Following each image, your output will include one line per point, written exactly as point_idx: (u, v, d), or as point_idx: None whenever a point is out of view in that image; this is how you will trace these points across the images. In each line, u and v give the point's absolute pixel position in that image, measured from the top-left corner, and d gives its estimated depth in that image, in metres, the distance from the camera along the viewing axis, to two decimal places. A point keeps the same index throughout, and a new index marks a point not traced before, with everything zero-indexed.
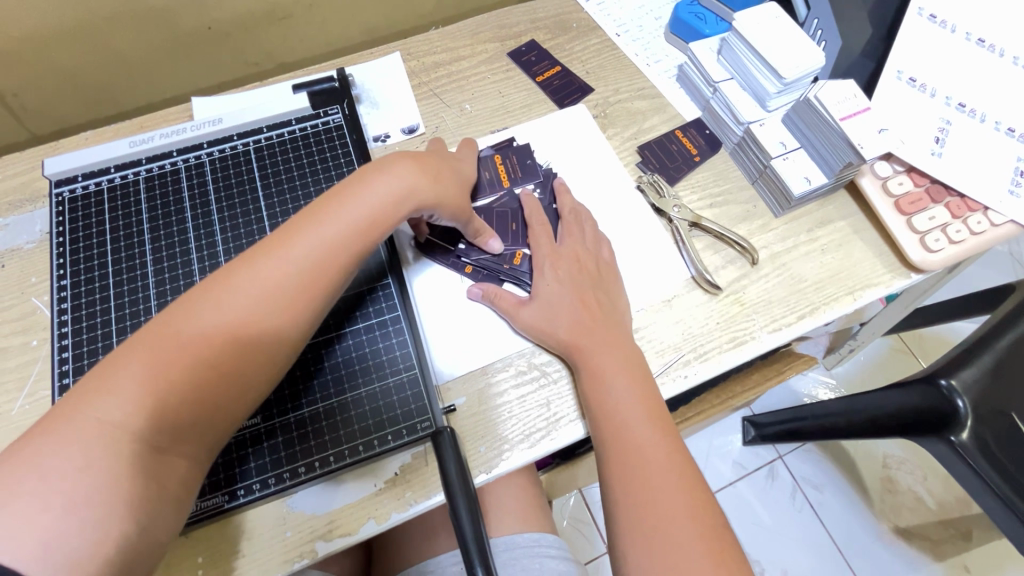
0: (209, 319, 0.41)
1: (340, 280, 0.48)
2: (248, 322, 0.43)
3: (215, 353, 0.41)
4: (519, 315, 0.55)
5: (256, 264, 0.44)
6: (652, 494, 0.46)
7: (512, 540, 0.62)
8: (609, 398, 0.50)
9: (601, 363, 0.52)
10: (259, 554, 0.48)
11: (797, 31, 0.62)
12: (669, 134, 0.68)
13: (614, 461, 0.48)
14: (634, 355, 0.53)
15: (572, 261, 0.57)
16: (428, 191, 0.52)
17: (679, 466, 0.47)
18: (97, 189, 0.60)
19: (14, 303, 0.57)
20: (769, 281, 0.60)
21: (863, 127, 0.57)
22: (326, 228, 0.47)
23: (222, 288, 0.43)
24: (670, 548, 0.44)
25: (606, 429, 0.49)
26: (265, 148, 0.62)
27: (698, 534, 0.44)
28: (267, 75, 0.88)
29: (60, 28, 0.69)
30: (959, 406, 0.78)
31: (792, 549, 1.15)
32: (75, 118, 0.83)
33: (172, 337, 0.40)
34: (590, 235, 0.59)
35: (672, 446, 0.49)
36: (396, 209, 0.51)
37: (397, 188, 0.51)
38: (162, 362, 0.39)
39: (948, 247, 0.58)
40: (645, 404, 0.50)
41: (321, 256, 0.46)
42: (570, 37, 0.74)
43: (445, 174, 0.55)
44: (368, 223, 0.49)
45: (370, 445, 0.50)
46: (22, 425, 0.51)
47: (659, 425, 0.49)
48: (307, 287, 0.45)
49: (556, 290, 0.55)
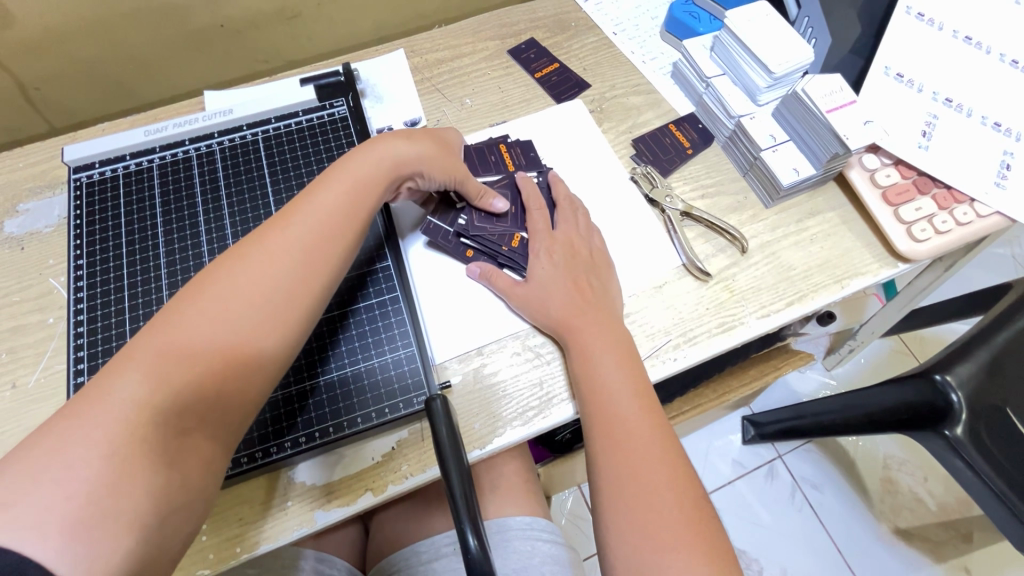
0: (221, 294, 0.43)
1: (342, 251, 0.50)
2: (259, 297, 0.44)
3: (233, 331, 0.43)
4: (513, 295, 0.57)
5: (258, 240, 0.47)
6: (636, 466, 0.48)
7: (503, 523, 0.64)
8: (598, 374, 0.52)
9: (591, 340, 0.53)
10: (259, 522, 0.50)
11: (786, 28, 0.64)
12: (663, 128, 0.70)
13: (602, 434, 0.50)
14: (623, 333, 0.55)
15: (567, 246, 0.59)
16: (407, 151, 0.56)
17: (663, 440, 0.49)
18: (114, 175, 0.63)
19: (33, 284, 0.60)
20: (759, 269, 0.61)
21: (849, 119, 0.59)
22: (322, 204, 0.50)
23: (228, 271, 0.45)
24: (652, 518, 0.45)
25: (594, 403, 0.51)
26: (273, 138, 0.65)
27: (679, 504, 0.46)
28: (276, 72, 0.91)
29: (80, 24, 0.72)
30: (954, 400, 0.78)
31: (790, 548, 1.15)
32: (92, 112, 0.87)
33: (194, 320, 0.42)
34: (584, 221, 0.61)
35: (658, 421, 0.50)
36: (378, 167, 0.54)
37: (377, 153, 0.55)
38: (182, 339, 0.40)
39: (934, 237, 0.60)
40: (633, 381, 0.52)
41: (314, 220, 0.49)
42: (569, 35, 0.77)
43: (421, 135, 0.59)
44: (353, 184, 0.52)
45: (369, 417, 0.52)
46: (37, 397, 0.54)
47: (645, 403, 0.51)
48: (309, 250, 0.48)
49: (548, 272, 0.57)
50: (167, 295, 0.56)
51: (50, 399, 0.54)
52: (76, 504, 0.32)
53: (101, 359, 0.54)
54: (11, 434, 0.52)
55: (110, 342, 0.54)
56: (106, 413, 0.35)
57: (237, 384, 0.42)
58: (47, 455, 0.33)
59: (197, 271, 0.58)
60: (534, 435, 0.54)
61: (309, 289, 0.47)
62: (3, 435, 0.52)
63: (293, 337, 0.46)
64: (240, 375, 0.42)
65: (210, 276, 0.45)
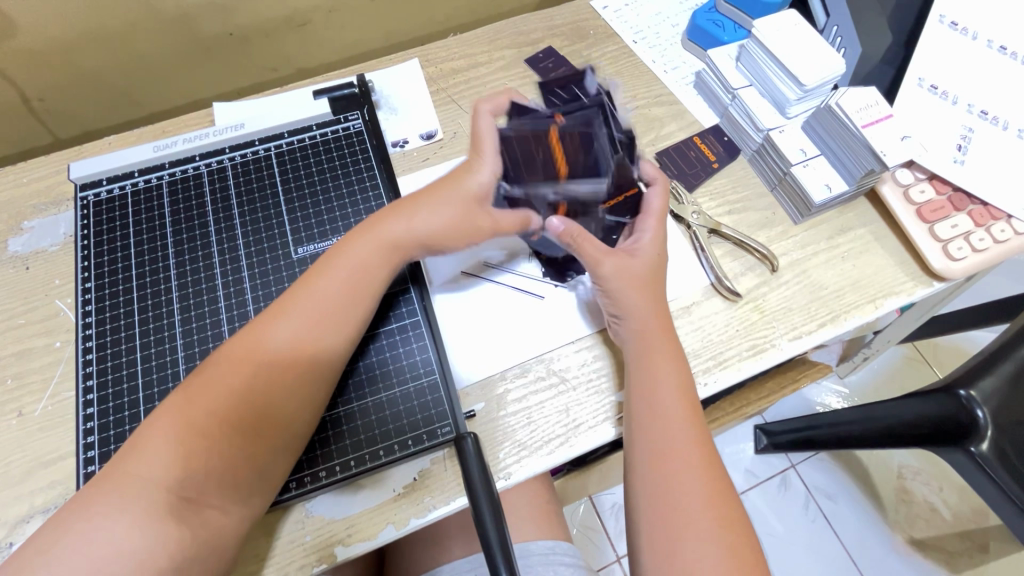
0: (228, 360, 0.44)
1: (360, 307, 0.50)
2: (264, 378, 0.44)
3: (245, 401, 0.43)
4: (612, 274, 0.53)
5: (259, 323, 0.47)
6: (685, 487, 0.45)
7: (526, 547, 0.62)
8: (654, 385, 0.49)
9: (647, 349, 0.51)
10: (278, 561, 0.48)
11: (817, 38, 0.62)
12: (687, 141, 0.68)
13: (648, 439, 0.48)
14: (677, 348, 0.52)
15: (660, 218, 0.55)
16: (410, 228, 0.51)
17: (708, 462, 0.47)
18: (121, 192, 0.60)
19: (39, 305, 0.57)
20: (790, 289, 0.60)
21: (886, 134, 0.57)
22: (325, 283, 0.49)
23: (231, 356, 0.45)
24: (693, 544, 0.43)
25: (646, 415, 0.48)
26: (286, 153, 0.63)
27: (724, 533, 0.44)
28: (286, 80, 0.89)
29: (88, 35, 0.70)
30: (980, 416, 0.70)
31: (807, 560, 1.07)
32: (97, 122, 0.84)
33: (208, 396, 0.43)
34: (662, 184, 0.56)
35: (705, 443, 0.48)
36: (380, 252, 0.51)
37: (375, 234, 0.51)
38: (203, 412, 0.42)
39: (971, 255, 0.58)
40: (684, 400, 0.49)
41: (313, 301, 0.48)
42: (587, 43, 0.75)
43: (430, 201, 0.52)
44: (353, 265, 0.50)
45: (390, 450, 0.50)
46: (43, 427, 0.52)
47: (692, 415, 0.49)
48: (311, 331, 0.47)
49: (650, 245, 0.54)
50: (179, 319, 0.54)
51: (58, 430, 0.52)
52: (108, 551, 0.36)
53: (111, 387, 0.52)
54: (18, 464, 0.50)
55: (120, 371, 0.52)
56: (135, 473, 0.39)
57: (259, 443, 0.44)
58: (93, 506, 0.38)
59: (210, 294, 0.56)
60: (560, 465, 0.52)
61: (319, 348, 0.47)
62: (9, 467, 0.50)
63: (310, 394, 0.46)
64: (258, 436, 0.44)
65: (216, 359, 0.45)
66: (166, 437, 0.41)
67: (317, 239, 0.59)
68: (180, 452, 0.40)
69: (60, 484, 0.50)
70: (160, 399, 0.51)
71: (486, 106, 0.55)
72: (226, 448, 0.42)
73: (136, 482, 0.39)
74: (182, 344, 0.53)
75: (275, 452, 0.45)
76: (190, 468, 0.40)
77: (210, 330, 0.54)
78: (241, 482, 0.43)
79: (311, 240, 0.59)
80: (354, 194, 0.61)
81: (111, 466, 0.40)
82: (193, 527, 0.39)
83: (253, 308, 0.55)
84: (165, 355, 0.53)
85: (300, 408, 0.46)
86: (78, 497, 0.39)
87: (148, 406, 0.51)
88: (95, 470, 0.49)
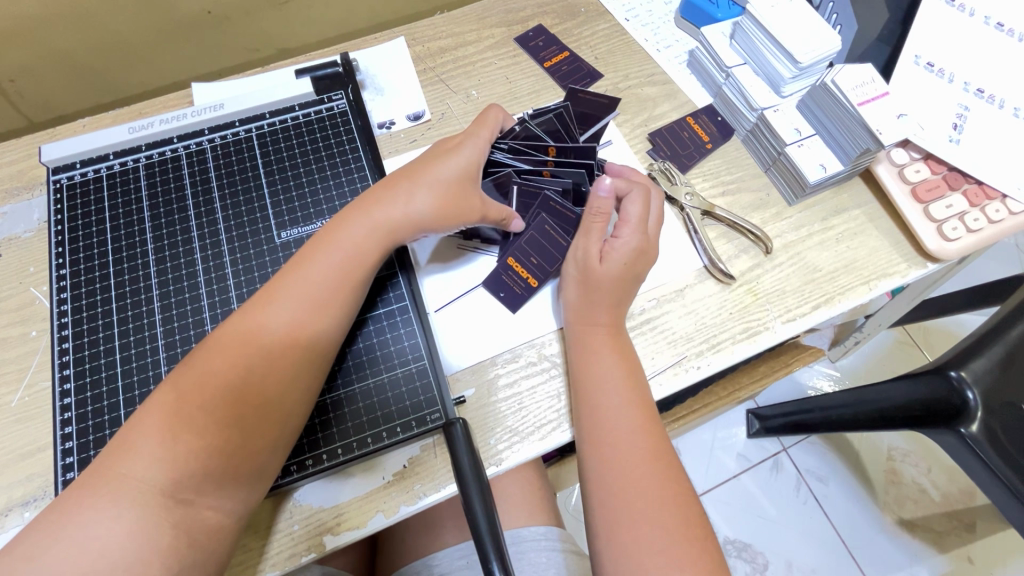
0: (216, 351, 0.43)
1: (346, 297, 0.48)
2: (242, 372, 0.42)
3: (226, 396, 0.42)
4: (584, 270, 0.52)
5: (244, 314, 0.45)
6: (628, 473, 0.45)
7: (518, 533, 0.61)
8: (597, 379, 0.49)
9: (592, 342, 0.50)
10: (265, 555, 0.47)
11: (812, 14, 0.60)
12: (681, 121, 0.66)
13: (591, 433, 0.48)
14: (620, 335, 0.52)
15: (637, 228, 0.53)
16: (399, 213, 0.50)
17: (656, 446, 0.47)
18: (96, 176, 0.58)
19: (13, 294, 0.55)
20: (784, 270, 0.59)
21: (882, 113, 0.56)
22: (309, 270, 0.47)
23: (210, 351, 0.43)
24: (640, 526, 0.43)
25: (590, 405, 0.48)
26: (268, 135, 0.61)
27: (664, 512, 0.44)
28: (269, 61, 0.87)
29: (58, 13, 0.67)
30: (970, 397, 0.68)
31: (795, 542, 1.07)
32: (72, 106, 0.82)
33: (190, 389, 0.41)
34: (639, 190, 0.54)
35: (653, 426, 0.48)
36: (374, 240, 0.49)
37: (362, 220, 0.49)
38: (182, 405, 0.40)
39: (966, 235, 0.57)
40: (632, 392, 0.49)
41: (295, 292, 0.46)
42: (579, 21, 0.73)
43: (417, 188, 0.51)
44: (333, 253, 0.48)
45: (379, 437, 0.49)
46: (21, 419, 0.50)
47: (639, 400, 0.48)
48: (295, 324, 0.45)
49: (621, 254, 0.52)
50: (159, 306, 0.53)
51: (36, 420, 0.50)
52: (97, 561, 0.35)
53: (89, 376, 0.50)
54: None
55: (99, 360, 0.51)
56: (122, 475, 0.38)
57: (249, 438, 0.42)
58: (78, 513, 0.37)
59: (190, 279, 0.54)
60: (553, 450, 0.52)
61: (310, 339, 0.45)
62: None
63: (298, 387, 0.45)
64: (252, 427, 0.42)
65: (197, 354, 0.43)
66: (153, 435, 0.39)
67: (301, 222, 0.57)
68: (161, 449, 0.39)
69: (39, 476, 0.48)
70: (139, 388, 0.50)
71: (499, 114, 0.57)
72: (211, 445, 0.40)
73: (126, 483, 0.38)
74: (162, 331, 0.52)
75: (275, 444, 0.44)
76: (170, 468, 0.39)
77: (191, 316, 0.52)
78: (236, 478, 0.41)
79: (295, 224, 0.57)
80: (339, 176, 0.60)
81: (97, 467, 0.39)
82: (178, 530, 0.38)
83: (235, 293, 0.53)
84: (144, 342, 0.51)
85: (295, 402, 0.44)
86: (64, 499, 0.38)
87: (127, 395, 0.49)
88: (75, 461, 0.47)
